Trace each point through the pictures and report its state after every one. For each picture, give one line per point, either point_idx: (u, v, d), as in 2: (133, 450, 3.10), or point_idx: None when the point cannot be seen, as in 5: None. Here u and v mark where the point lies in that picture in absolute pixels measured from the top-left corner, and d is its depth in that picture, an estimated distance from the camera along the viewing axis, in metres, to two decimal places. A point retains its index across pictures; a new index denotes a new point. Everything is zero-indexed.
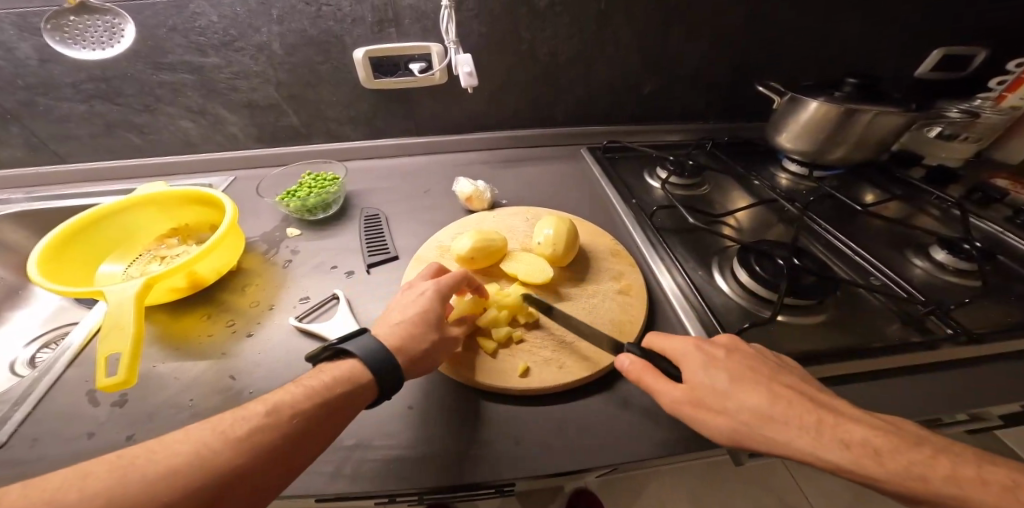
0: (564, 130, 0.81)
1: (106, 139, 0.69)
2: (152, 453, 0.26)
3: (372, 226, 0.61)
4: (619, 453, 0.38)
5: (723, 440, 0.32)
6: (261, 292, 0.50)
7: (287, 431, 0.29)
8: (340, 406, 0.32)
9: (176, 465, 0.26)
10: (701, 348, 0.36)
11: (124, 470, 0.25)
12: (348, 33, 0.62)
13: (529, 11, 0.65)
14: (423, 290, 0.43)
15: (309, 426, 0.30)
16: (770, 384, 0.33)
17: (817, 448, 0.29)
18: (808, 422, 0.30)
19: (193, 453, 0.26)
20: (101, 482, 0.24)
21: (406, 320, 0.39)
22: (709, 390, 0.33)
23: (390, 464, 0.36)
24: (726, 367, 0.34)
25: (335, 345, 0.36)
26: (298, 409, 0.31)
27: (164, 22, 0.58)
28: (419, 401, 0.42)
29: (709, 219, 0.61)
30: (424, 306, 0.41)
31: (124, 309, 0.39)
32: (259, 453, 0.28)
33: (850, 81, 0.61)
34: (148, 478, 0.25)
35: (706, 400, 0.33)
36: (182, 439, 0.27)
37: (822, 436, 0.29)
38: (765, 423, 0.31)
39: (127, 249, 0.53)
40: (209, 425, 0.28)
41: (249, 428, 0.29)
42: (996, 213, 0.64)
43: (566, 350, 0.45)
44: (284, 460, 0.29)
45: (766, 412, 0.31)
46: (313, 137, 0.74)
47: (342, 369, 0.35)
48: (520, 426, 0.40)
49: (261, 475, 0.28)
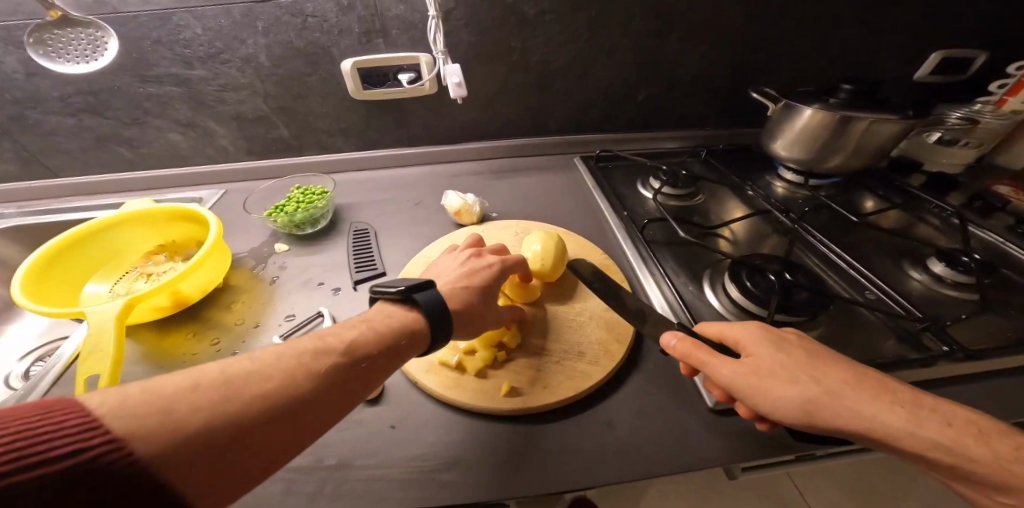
0: (557, 139, 0.80)
1: (96, 153, 0.69)
2: (234, 369, 0.27)
3: (360, 241, 0.60)
4: (607, 472, 0.37)
5: (795, 416, 0.30)
6: (247, 309, 0.50)
7: (357, 370, 0.31)
8: (397, 350, 0.34)
9: (269, 387, 0.27)
10: (771, 328, 0.35)
11: (209, 381, 0.26)
12: (335, 44, 0.62)
13: (519, 20, 0.65)
14: (489, 263, 0.47)
15: (373, 366, 0.32)
16: (853, 363, 0.32)
17: (915, 424, 0.28)
18: (901, 399, 0.29)
19: (267, 377, 0.27)
20: (189, 390, 0.25)
21: (471, 290, 0.43)
22: (782, 362, 0.32)
23: (372, 483, 0.36)
24: (799, 347, 0.33)
25: (409, 294, 0.38)
26: (360, 349, 0.32)
27: (148, 34, 0.57)
28: (402, 420, 0.41)
29: (702, 231, 0.61)
30: (487, 280, 0.45)
31: (105, 330, 0.39)
32: (339, 385, 0.30)
33: (845, 88, 0.60)
34: (232, 393, 0.26)
35: (777, 372, 0.31)
36: (259, 360, 0.29)
37: (919, 415, 0.28)
38: (852, 394, 0.29)
39: (112, 267, 0.53)
40: (282, 351, 0.30)
41: (325, 364, 0.30)
42: (998, 221, 0.62)
43: (553, 369, 0.44)
44: (355, 394, 0.31)
45: (853, 384, 0.30)
46: (304, 149, 0.74)
47: (407, 317, 0.37)
48: (505, 445, 0.39)
49: (340, 403, 0.30)
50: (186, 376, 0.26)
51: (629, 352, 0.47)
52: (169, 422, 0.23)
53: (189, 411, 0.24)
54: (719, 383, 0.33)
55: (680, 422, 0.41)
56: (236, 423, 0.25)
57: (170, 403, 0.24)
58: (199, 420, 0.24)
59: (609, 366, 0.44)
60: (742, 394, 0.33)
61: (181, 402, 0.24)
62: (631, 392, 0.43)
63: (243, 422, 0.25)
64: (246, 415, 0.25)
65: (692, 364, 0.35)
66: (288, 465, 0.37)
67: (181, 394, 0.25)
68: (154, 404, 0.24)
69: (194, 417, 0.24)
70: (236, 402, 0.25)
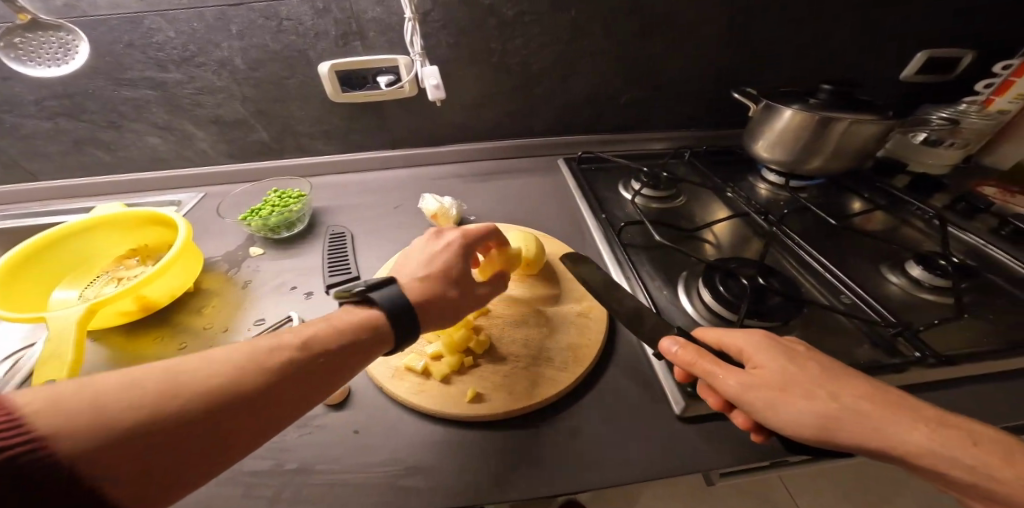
0: (541, 141, 0.80)
1: (75, 156, 0.69)
2: (180, 367, 0.27)
3: (336, 244, 0.60)
4: (570, 478, 0.36)
5: (809, 433, 0.29)
6: (218, 313, 0.49)
7: (314, 366, 0.31)
8: (358, 348, 0.34)
9: (216, 381, 0.26)
10: (775, 339, 0.35)
11: (150, 379, 0.25)
12: (311, 47, 0.62)
13: (497, 22, 0.64)
14: (447, 243, 0.46)
15: (333, 363, 0.32)
16: (862, 377, 0.32)
17: (940, 443, 0.27)
18: (926, 416, 0.28)
19: (214, 373, 0.27)
20: (128, 387, 0.24)
21: (431, 277, 0.42)
22: (791, 375, 0.31)
23: (333, 489, 0.35)
24: (808, 360, 0.33)
25: (363, 292, 0.38)
26: (319, 346, 0.32)
27: (121, 38, 0.57)
28: (366, 424, 0.41)
29: (681, 235, 0.60)
30: (447, 263, 0.44)
31: (65, 336, 0.39)
32: (292, 380, 0.29)
33: (825, 88, 0.59)
34: (175, 391, 0.25)
35: (789, 386, 0.31)
36: (207, 359, 0.28)
37: (945, 433, 0.27)
38: (865, 409, 0.29)
39: (82, 272, 0.53)
40: (232, 351, 0.29)
41: (280, 360, 0.30)
42: (982, 223, 0.61)
43: (520, 374, 0.44)
44: (310, 389, 0.30)
45: (866, 400, 0.29)
46: (284, 152, 0.74)
47: (368, 315, 0.37)
48: (469, 451, 0.39)
49: (294, 397, 0.29)
50: (127, 373, 0.25)
51: (599, 356, 0.46)
52: (100, 418, 0.22)
53: (124, 408, 0.23)
54: (726, 395, 0.32)
55: (649, 427, 0.40)
56: (176, 420, 0.24)
57: (105, 400, 0.23)
58: (136, 417, 0.23)
59: (576, 371, 0.44)
60: (750, 407, 0.31)
61: (114, 399, 0.24)
62: (601, 396, 0.43)
63: (182, 420, 0.24)
64: (187, 413, 0.25)
65: (696, 374, 0.34)
66: (247, 469, 0.37)
67: (117, 391, 0.24)
68: (85, 402, 0.23)
69: (130, 414, 0.23)
70: (179, 400, 0.25)
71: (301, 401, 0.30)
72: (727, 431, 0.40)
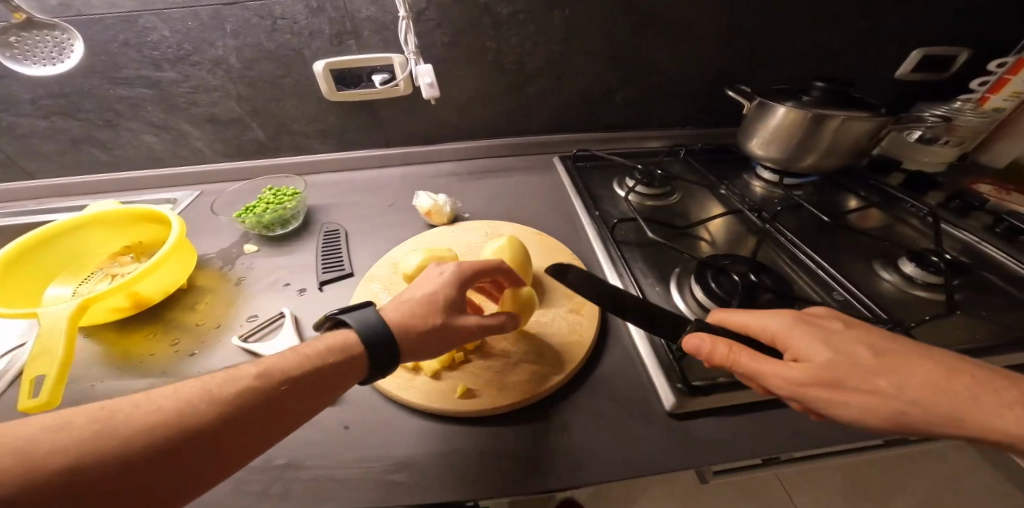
0: (536, 140, 0.80)
1: (72, 155, 0.70)
2: (121, 403, 0.26)
3: (330, 242, 0.60)
4: (559, 473, 0.36)
5: (873, 423, 0.29)
6: (210, 310, 0.50)
7: (274, 394, 0.30)
8: (330, 372, 0.33)
9: (159, 419, 0.26)
10: (819, 322, 0.34)
11: (85, 418, 0.25)
12: (306, 46, 0.62)
13: (491, 21, 0.64)
14: (443, 269, 0.42)
15: (295, 392, 0.30)
16: (918, 354, 0.31)
17: (1000, 420, 0.27)
18: (985, 393, 0.29)
19: (157, 409, 0.26)
20: (61, 425, 0.24)
21: (416, 302, 0.38)
22: (841, 366, 0.30)
23: (322, 484, 0.35)
24: (851, 340, 0.32)
25: (335, 315, 0.37)
26: (282, 373, 0.31)
27: (116, 37, 0.58)
28: (357, 420, 0.41)
29: (675, 232, 0.60)
30: (438, 287, 0.40)
31: (56, 331, 0.39)
32: (248, 410, 0.28)
33: (818, 85, 0.59)
34: (110, 430, 0.25)
35: (844, 379, 0.30)
36: (156, 393, 0.27)
37: (1008, 409, 0.28)
38: (926, 396, 0.29)
39: (76, 269, 0.54)
40: (186, 382, 0.29)
41: (235, 390, 0.29)
42: (976, 221, 0.61)
43: (511, 371, 0.44)
44: (272, 419, 0.29)
45: (928, 388, 0.29)
46: (280, 150, 0.74)
47: (340, 336, 0.35)
48: (460, 446, 0.39)
49: (251, 430, 0.28)
50: (62, 411, 0.25)
51: (590, 352, 0.46)
52: (25, 463, 0.22)
53: (51, 450, 0.23)
54: (775, 391, 0.32)
55: (641, 423, 0.40)
56: (108, 463, 0.24)
57: (31, 441, 0.23)
58: (63, 460, 0.23)
59: (567, 367, 0.44)
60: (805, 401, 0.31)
61: (44, 442, 0.23)
62: (592, 392, 0.43)
63: (115, 462, 0.24)
64: (120, 457, 0.24)
65: (736, 373, 0.34)
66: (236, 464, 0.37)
67: (48, 431, 0.24)
68: (13, 443, 0.23)
69: (57, 457, 0.23)
70: (113, 440, 0.24)
71: (260, 434, 0.28)
72: (718, 426, 0.40)
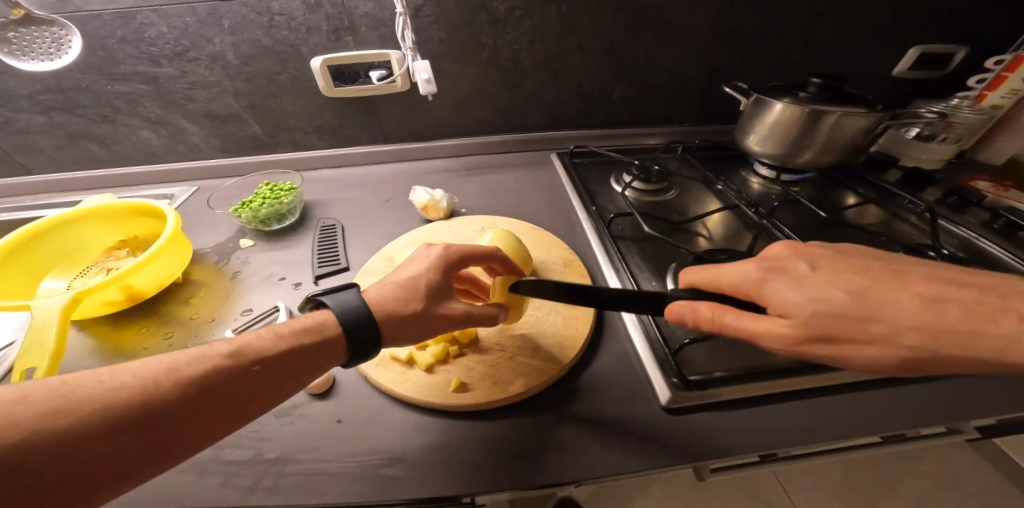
0: (533, 136, 0.80)
1: (68, 151, 0.70)
2: (83, 378, 0.26)
3: (326, 237, 0.60)
4: (553, 467, 0.36)
5: (887, 366, 0.30)
6: (205, 304, 0.49)
7: (245, 375, 0.29)
8: (304, 353, 0.32)
9: (124, 397, 0.26)
10: (791, 272, 0.34)
11: (44, 392, 0.24)
12: (304, 43, 0.62)
13: (488, 17, 0.64)
14: (429, 254, 0.41)
15: (267, 373, 0.30)
16: (895, 287, 0.32)
17: (995, 326, 0.29)
18: (970, 308, 0.31)
19: (120, 385, 0.26)
20: (19, 401, 0.24)
21: (399, 284, 0.38)
22: (830, 320, 0.31)
23: (313, 478, 0.35)
24: (826, 282, 0.33)
25: (315, 298, 0.36)
26: (254, 353, 0.31)
27: (114, 33, 0.58)
28: (350, 414, 0.40)
29: (671, 227, 0.60)
30: (422, 271, 0.39)
31: (48, 324, 0.39)
32: (217, 391, 0.28)
33: (814, 82, 0.59)
34: (70, 405, 0.24)
35: (845, 329, 0.31)
36: (120, 369, 0.27)
37: (992, 317, 0.30)
38: (930, 340, 0.30)
39: (72, 263, 0.54)
40: (152, 358, 0.28)
41: (205, 369, 0.28)
42: (973, 217, 0.62)
43: (505, 364, 0.44)
44: (243, 399, 0.29)
45: (919, 325, 0.30)
46: (277, 147, 0.74)
47: (316, 318, 0.35)
48: (454, 439, 0.38)
49: (220, 409, 0.28)
50: (20, 386, 0.24)
51: (586, 346, 0.46)
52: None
53: (4, 425, 0.22)
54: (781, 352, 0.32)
55: (635, 418, 0.40)
56: (69, 438, 0.23)
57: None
58: (19, 433, 0.22)
59: (563, 361, 0.44)
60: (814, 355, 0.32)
61: (0, 416, 0.23)
62: (586, 387, 0.43)
63: (75, 437, 0.24)
64: (83, 434, 0.24)
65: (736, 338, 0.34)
66: (227, 458, 0.37)
67: (2, 406, 0.23)
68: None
69: (11, 430, 0.22)
70: (73, 415, 0.24)
71: (229, 412, 0.28)
72: (716, 421, 0.39)
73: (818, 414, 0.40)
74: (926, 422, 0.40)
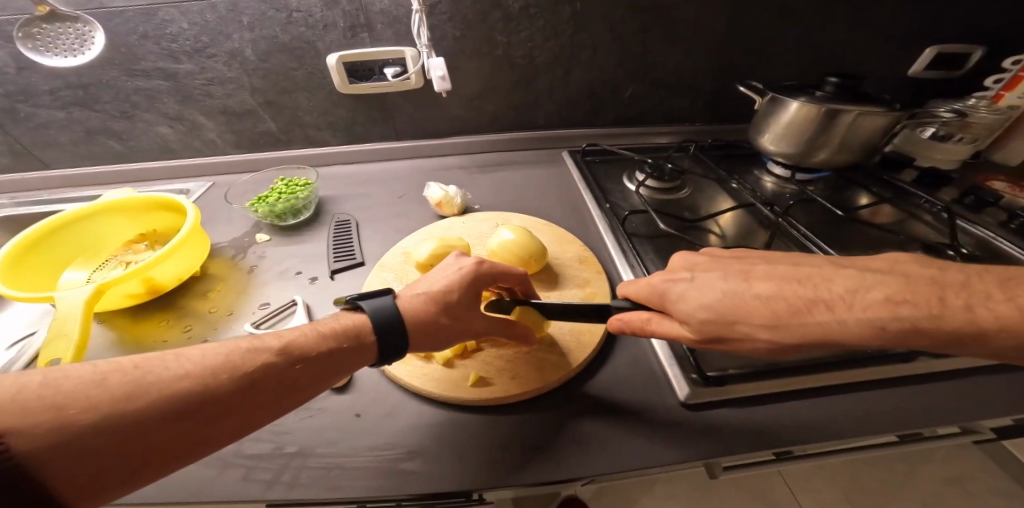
0: (545, 134, 0.80)
1: (86, 145, 0.70)
2: (152, 364, 0.27)
3: (341, 232, 0.60)
4: (571, 462, 0.36)
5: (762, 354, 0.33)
6: (222, 298, 0.50)
7: (289, 371, 0.31)
8: (343, 354, 0.34)
9: (187, 386, 0.27)
10: (675, 285, 0.36)
11: (118, 376, 0.26)
12: (321, 39, 0.62)
13: (501, 14, 0.64)
14: (461, 264, 0.42)
15: (310, 371, 0.32)
16: (746, 288, 0.34)
17: (819, 314, 0.31)
18: (798, 298, 0.32)
19: (183, 373, 0.27)
20: (97, 384, 0.25)
21: (429, 295, 0.39)
22: (712, 324, 0.33)
23: (331, 471, 0.35)
24: (689, 290, 0.35)
25: (355, 299, 0.38)
26: (300, 351, 0.32)
27: (135, 29, 0.59)
28: (367, 409, 0.41)
29: (685, 225, 0.60)
30: (453, 282, 0.40)
31: (73, 316, 0.39)
32: (266, 385, 0.29)
33: (831, 81, 0.59)
34: (139, 390, 0.26)
35: (717, 331, 0.33)
36: (184, 358, 0.29)
37: (814, 305, 0.31)
38: (781, 333, 0.31)
39: (91, 256, 0.55)
40: (212, 349, 0.30)
41: (258, 362, 0.30)
42: (991, 217, 0.61)
43: (523, 359, 0.44)
44: (286, 395, 0.30)
45: (770, 321, 0.32)
46: (292, 143, 0.75)
47: (353, 320, 0.36)
48: (471, 433, 0.39)
49: (266, 403, 0.29)
50: (97, 368, 0.26)
51: (603, 343, 0.46)
52: (59, 417, 0.23)
53: (82, 407, 0.24)
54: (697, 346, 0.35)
55: (651, 414, 0.40)
56: (136, 422, 0.25)
57: (67, 398, 0.24)
58: (93, 415, 0.24)
59: (581, 359, 0.44)
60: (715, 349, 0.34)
61: (80, 398, 0.24)
62: (602, 384, 0.43)
63: (140, 420, 0.25)
64: (148, 419, 0.25)
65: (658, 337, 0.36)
66: (247, 452, 0.37)
67: (82, 388, 0.25)
68: (49, 398, 0.24)
69: (89, 412, 0.24)
70: (140, 400, 0.25)
71: (272, 405, 0.30)
72: (732, 418, 0.39)
73: (842, 411, 0.40)
74: (944, 421, 0.40)
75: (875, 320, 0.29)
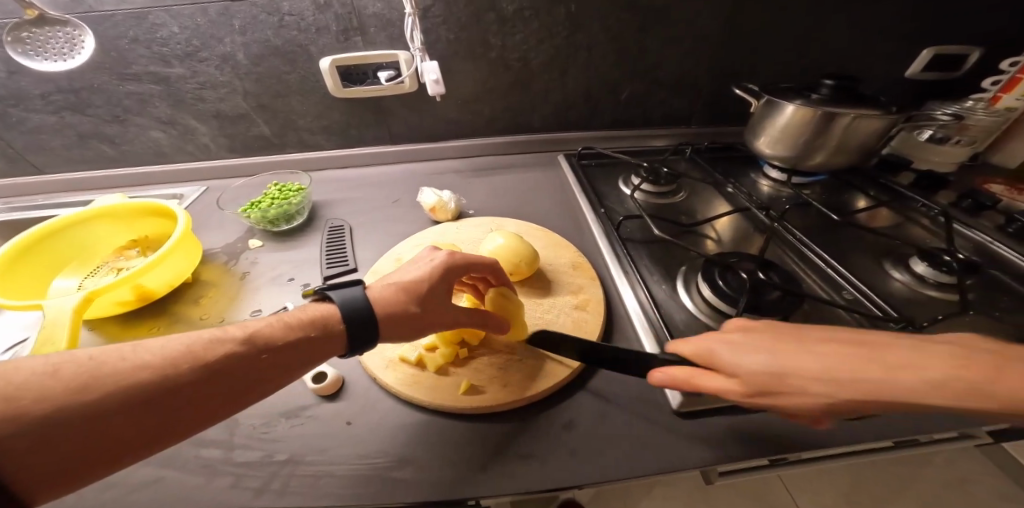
0: (541, 137, 0.80)
1: (80, 150, 0.70)
2: (109, 355, 0.27)
3: (334, 237, 0.60)
4: (562, 471, 0.36)
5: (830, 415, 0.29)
6: (214, 304, 0.50)
7: (253, 361, 0.30)
8: (312, 343, 0.33)
9: (145, 377, 0.27)
10: (741, 338, 0.33)
11: (73, 367, 0.26)
12: (314, 43, 0.62)
13: (496, 17, 0.64)
14: (433, 257, 0.42)
15: (275, 360, 0.31)
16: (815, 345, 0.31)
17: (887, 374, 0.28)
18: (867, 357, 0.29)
19: (141, 364, 0.27)
20: (50, 375, 0.25)
21: (400, 285, 0.39)
22: (771, 379, 0.30)
23: (321, 479, 0.35)
24: (748, 346, 0.32)
25: (323, 290, 0.37)
26: (265, 340, 0.32)
27: (125, 33, 0.58)
28: (359, 416, 0.40)
29: (682, 229, 0.59)
30: (425, 273, 0.40)
31: (59, 324, 0.39)
32: (229, 375, 0.29)
33: (827, 83, 0.59)
34: (94, 381, 0.26)
35: (778, 388, 0.30)
36: (144, 348, 0.28)
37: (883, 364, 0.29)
38: (850, 389, 0.28)
39: (83, 262, 0.55)
40: (174, 339, 0.29)
41: (221, 353, 0.30)
42: (989, 220, 0.61)
43: (516, 367, 0.43)
44: (250, 385, 0.30)
45: (841, 378, 0.29)
46: (287, 146, 0.75)
47: (322, 309, 0.36)
48: (463, 441, 0.38)
49: (228, 393, 0.29)
50: (52, 359, 0.26)
51: None
52: (12, 408, 0.23)
53: (36, 397, 0.24)
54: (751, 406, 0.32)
55: (646, 423, 0.39)
56: (93, 412, 0.25)
57: (20, 389, 0.24)
58: (49, 404, 0.24)
59: (575, 366, 0.43)
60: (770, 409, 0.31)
61: (34, 387, 0.24)
62: (597, 391, 0.42)
63: (97, 410, 0.25)
64: (105, 409, 0.25)
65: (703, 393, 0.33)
66: (236, 460, 0.36)
67: (36, 379, 0.25)
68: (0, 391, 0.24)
69: (44, 402, 0.24)
70: (97, 390, 0.25)
71: (237, 395, 0.29)
72: (728, 425, 0.39)
73: (839, 418, 0.40)
74: (940, 427, 0.40)
75: (930, 381, 0.27)
